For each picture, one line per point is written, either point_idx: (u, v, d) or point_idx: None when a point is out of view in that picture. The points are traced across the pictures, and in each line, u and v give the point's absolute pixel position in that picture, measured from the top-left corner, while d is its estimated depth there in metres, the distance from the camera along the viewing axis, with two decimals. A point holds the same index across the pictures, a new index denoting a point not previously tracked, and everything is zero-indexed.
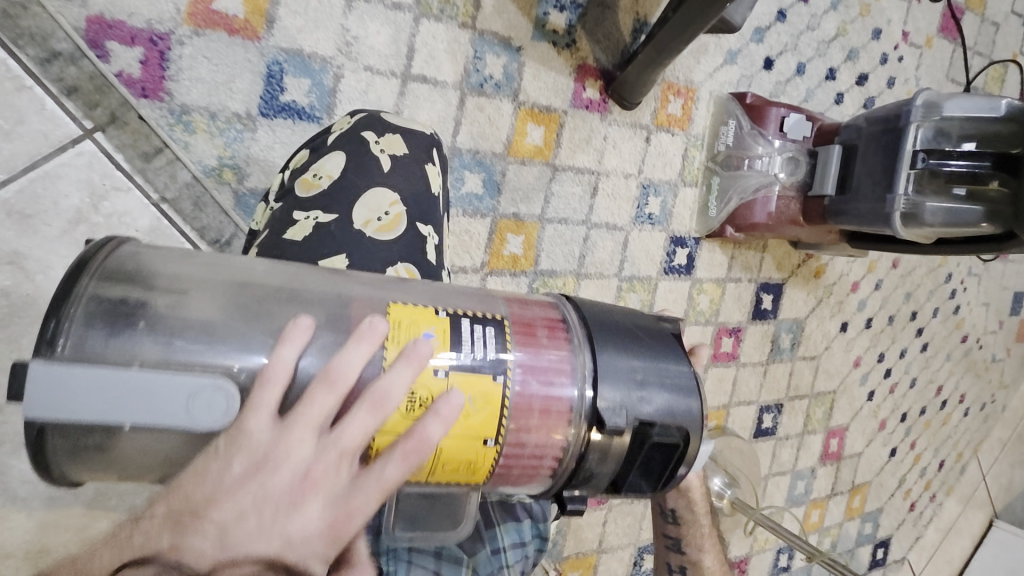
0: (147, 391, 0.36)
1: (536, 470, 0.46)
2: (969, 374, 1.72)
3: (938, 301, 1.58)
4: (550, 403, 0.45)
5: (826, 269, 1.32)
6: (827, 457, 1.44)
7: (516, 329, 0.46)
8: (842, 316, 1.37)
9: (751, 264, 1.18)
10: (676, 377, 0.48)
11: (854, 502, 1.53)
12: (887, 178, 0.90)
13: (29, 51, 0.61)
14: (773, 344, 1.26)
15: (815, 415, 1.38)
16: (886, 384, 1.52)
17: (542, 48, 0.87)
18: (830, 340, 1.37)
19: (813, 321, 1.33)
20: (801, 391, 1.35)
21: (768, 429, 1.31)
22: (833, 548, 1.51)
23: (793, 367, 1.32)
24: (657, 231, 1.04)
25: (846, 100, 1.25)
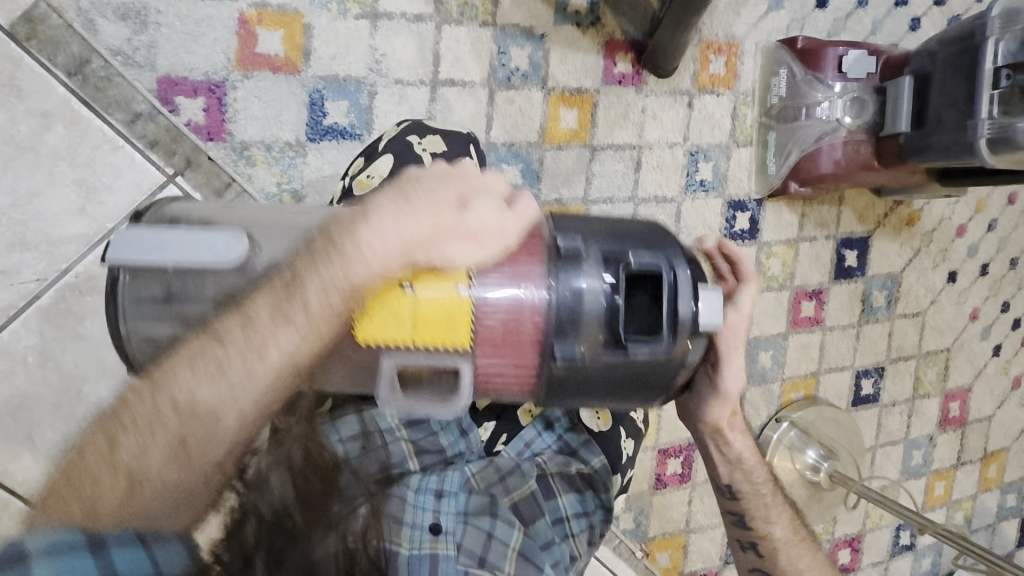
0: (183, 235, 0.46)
1: (518, 324, 0.48)
2: None
3: None
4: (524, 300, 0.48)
5: (921, 216, 1.19)
6: (947, 423, 1.29)
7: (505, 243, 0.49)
8: (947, 265, 1.23)
9: (827, 220, 1.10)
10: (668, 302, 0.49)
11: (990, 472, 1.36)
12: (968, 101, 0.82)
13: (117, 115, 0.72)
14: (865, 303, 1.17)
15: (926, 377, 1.25)
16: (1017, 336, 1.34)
17: (566, 31, 0.87)
18: (936, 293, 1.23)
19: (912, 274, 1.20)
20: (906, 351, 1.22)
21: (869, 395, 1.20)
22: (967, 524, 1.35)
23: (892, 326, 1.20)
24: (712, 198, 1.00)
25: (924, 24, 1.12)
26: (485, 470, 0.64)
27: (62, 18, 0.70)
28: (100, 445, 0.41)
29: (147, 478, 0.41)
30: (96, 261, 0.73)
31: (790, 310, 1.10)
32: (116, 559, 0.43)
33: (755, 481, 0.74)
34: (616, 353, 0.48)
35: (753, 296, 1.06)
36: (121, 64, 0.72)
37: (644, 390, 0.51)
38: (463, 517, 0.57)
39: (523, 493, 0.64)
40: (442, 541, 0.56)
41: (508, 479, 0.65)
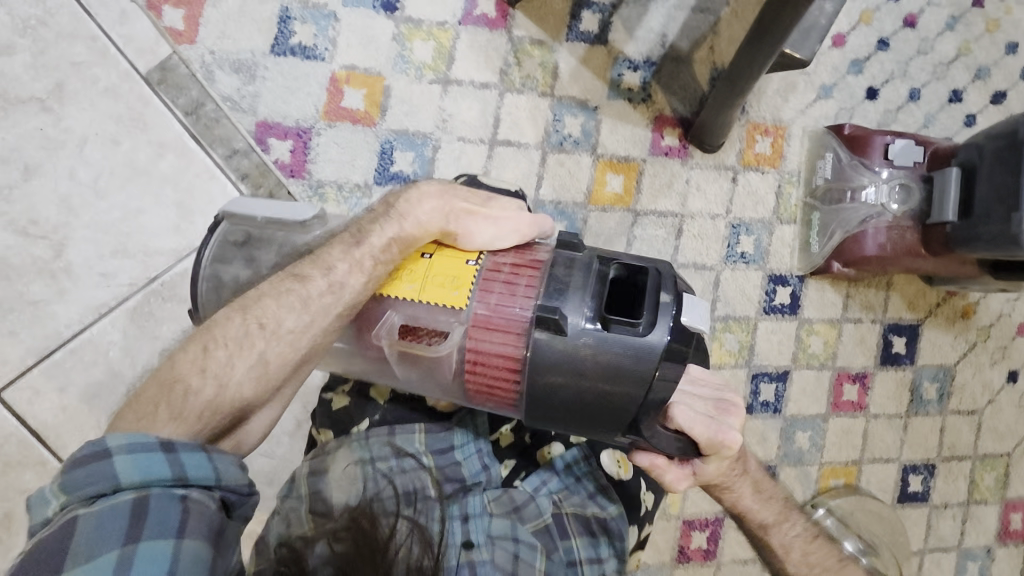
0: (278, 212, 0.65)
1: (511, 301, 0.59)
2: None
3: None
4: (506, 322, 0.58)
5: (978, 309, 1.15)
6: (1009, 537, 1.18)
7: (506, 279, 0.60)
8: (1008, 363, 1.17)
9: (873, 304, 1.09)
10: (639, 343, 0.55)
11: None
12: (1013, 194, 0.82)
13: (219, 151, 0.84)
14: (913, 393, 1.12)
15: (984, 482, 1.16)
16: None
17: (618, 104, 0.95)
18: (994, 391, 1.17)
19: (967, 368, 1.15)
20: (960, 451, 1.15)
21: (917, 494, 1.13)
22: None
23: (944, 422, 1.14)
24: (752, 270, 1.02)
25: (979, 120, 1.13)
26: (500, 499, 0.67)
27: (188, 69, 0.83)
28: (196, 352, 0.56)
29: (235, 387, 0.56)
30: (180, 273, 0.82)
31: (830, 392, 1.07)
32: (184, 463, 0.50)
33: (764, 520, 0.77)
34: (593, 327, 0.55)
35: (791, 372, 1.05)
36: (229, 108, 0.84)
37: (630, 377, 0.56)
38: (491, 537, 0.62)
39: (539, 525, 0.66)
40: (476, 553, 0.60)
41: (524, 510, 0.67)
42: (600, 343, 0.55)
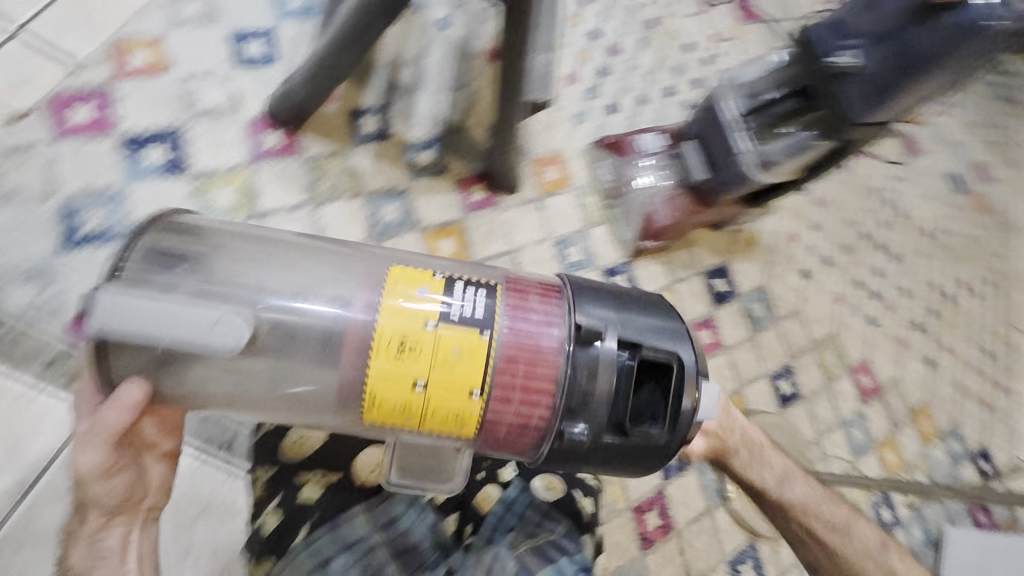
0: (182, 317, 0.61)
1: (534, 334, 0.70)
2: (970, 261, 1.68)
3: (891, 210, 1.65)
4: (538, 351, 0.70)
5: (760, 234, 1.44)
6: (867, 395, 1.44)
7: (522, 315, 0.71)
8: (800, 266, 1.46)
9: (688, 261, 1.30)
10: (654, 348, 0.71)
11: (928, 426, 1.49)
12: (729, 146, 1.06)
13: (34, 363, 0.83)
14: (749, 317, 1.34)
15: (829, 361, 1.41)
16: (886, 305, 1.55)
17: (423, 181, 1.06)
18: (802, 290, 1.44)
19: (775, 281, 1.41)
20: (802, 346, 1.39)
21: (791, 395, 1.33)
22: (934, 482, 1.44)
23: (781, 329, 1.37)
24: (588, 272, 1.16)
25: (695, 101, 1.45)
26: None
27: None
28: None
29: None
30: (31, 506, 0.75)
31: None
32: None
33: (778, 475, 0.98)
34: (619, 335, 0.71)
35: None
36: (29, 314, 0.84)
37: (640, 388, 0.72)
38: None
39: None
40: None
41: None
42: (618, 354, 0.70)
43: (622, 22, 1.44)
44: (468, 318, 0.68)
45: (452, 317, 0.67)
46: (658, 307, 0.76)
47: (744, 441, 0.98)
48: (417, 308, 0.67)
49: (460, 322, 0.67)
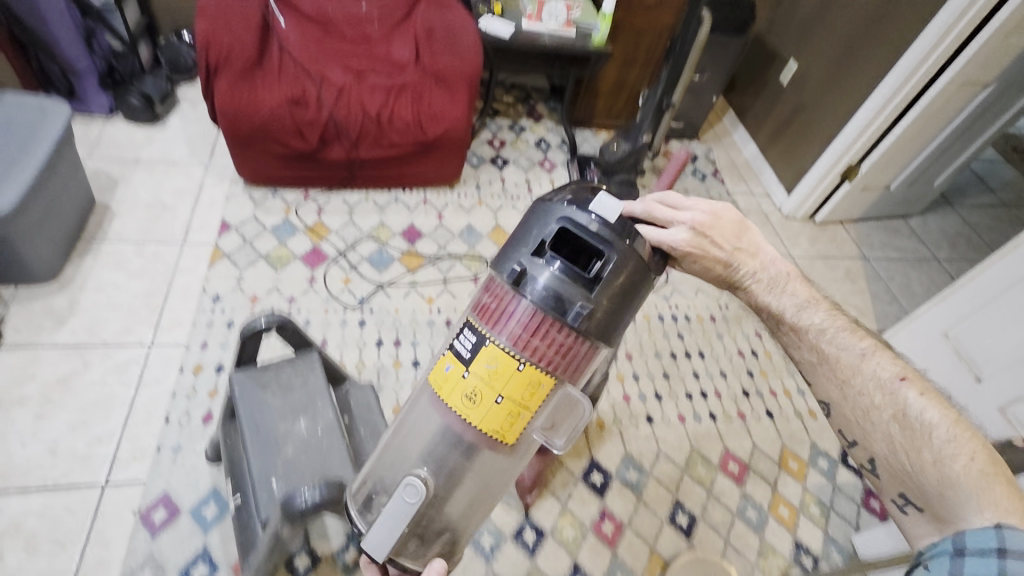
0: (390, 514, 0.91)
1: (502, 309, 0.86)
2: (744, 320, 2.40)
3: (676, 333, 2.28)
4: (509, 306, 0.85)
5: (603, 416, 1.96)
6: (740, 477, 1.91)
7: (484, 310, 0.87)
8: (641, 417, 1.99)
9: (566, 480, 1.77)
10: (542, 224, 0.86)
11: (792, 466, 2.00)
12: None
13: None
14: (629, 487, 1.81)
15: (701, 473, 1.89)
16: (715, 400, 2.11)
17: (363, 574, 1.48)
18: (653, 434, 1.95)
19: (632, 442, 1.91)
20: (678, 477, 1.86)
21: (689, 521, 1.78)
22: (823, 506, 1.91)
23: (655, 476, 1.85)
24: (503, 550, 1.61)
25: None
26: None
27: None
28: None
29: None
30: None
31: (600, 541, 1.68)
32: None
33: (791, 316, 0.97)
34: (521, 244, 0.87)
35: (576, 562, 1.63)
36: None
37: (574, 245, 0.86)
38: None
39: None
40: None
41: None
42: (532, 243, 0.86)
43: (438, 344, 2.02)
44: (470, 350, 0.86)
45: (466, 356, 0.86)
46: (538, 211, 0.88)
47: (760, 273, 0.96)
48: (450, 376, 0.88)
49: (471, 354, 0.86)
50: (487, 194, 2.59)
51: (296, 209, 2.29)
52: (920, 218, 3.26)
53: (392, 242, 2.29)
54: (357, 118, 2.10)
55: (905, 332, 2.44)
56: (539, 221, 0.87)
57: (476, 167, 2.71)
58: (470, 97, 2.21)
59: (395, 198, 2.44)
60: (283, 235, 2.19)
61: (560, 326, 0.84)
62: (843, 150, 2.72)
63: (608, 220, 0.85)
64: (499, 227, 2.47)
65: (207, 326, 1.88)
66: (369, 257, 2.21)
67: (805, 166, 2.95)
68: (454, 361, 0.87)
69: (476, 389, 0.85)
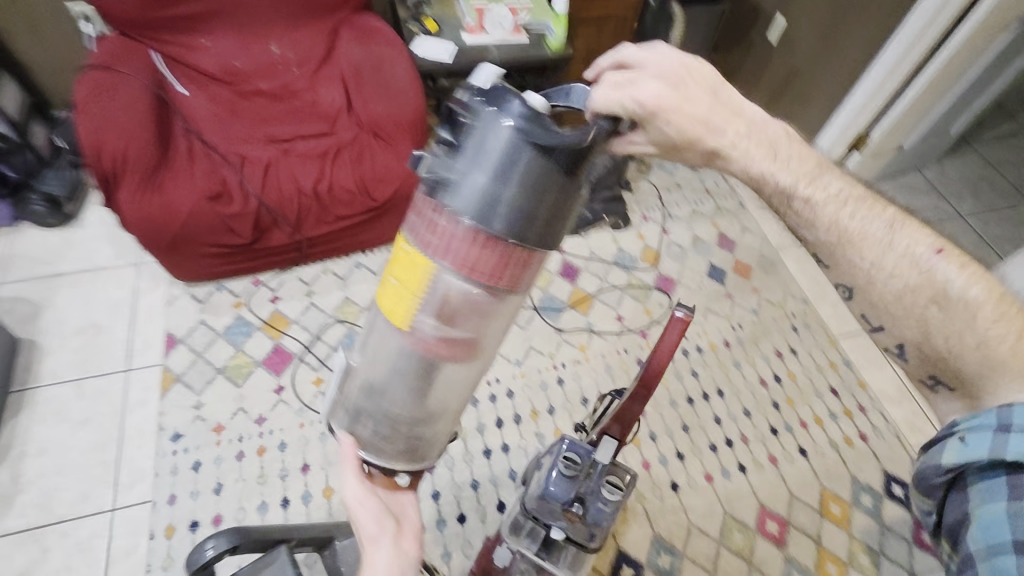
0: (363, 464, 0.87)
1: (445, 231, 0.67)
2: (760, 339, 2.21)
3: (690, 370, 2.09)
4: (450, 229, 0.66)
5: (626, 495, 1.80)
6: (781, 539, 1.79)
7: (423, 227, 0.68)
8: (665, 486, 1.83)
9: None
10: (496, 120, 0.63)
11: (835, 510, 1.86)
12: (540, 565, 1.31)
13: None
14: None
15: (738, 543, 1.76)
16: (743, 446, 1.96)
17: None
18: (681, 505, 1.80)
19: (659, 520, 1.76)
20: (714, 554, 1.74)
21: None
22: (873, 553, 1.79)
23: (690, 557, 1.72)
24: None
25: (508, 439, 1.85)
26: None
27: None
28: None
29: None
30: None
31: None
32: None
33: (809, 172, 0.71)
34: (469, 141, 0.64)
35: None
36: None
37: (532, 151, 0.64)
38: None
39: None
40: None
41: None
42: (481, 138, 0.63)
43: None
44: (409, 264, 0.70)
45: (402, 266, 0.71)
46: (493, 94, 0.64)
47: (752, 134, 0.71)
48: (390, 288, 0.72)
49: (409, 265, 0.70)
50: None
51: (248, 301, 2.03)
52: (937, 167, 2.96)
53: (363, 320, 2.05)
54: (293, 196, 1.80)
55: None
56: (494, 116, 0.63)
57: None
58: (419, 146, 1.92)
59: (357, 264, 2.17)
60: (239, 338, 1.94)
61: (506, 254, 0.67)
62: (846, 120, 2.47)
63: (542, 113, 0.64)
64: None
65: (171, 474, 1.67)
66: (339, 345, 1.98)
67: (809, 135, 2.65)
68: (393, 275, 0.72)
69: (409, 306, 0.72)
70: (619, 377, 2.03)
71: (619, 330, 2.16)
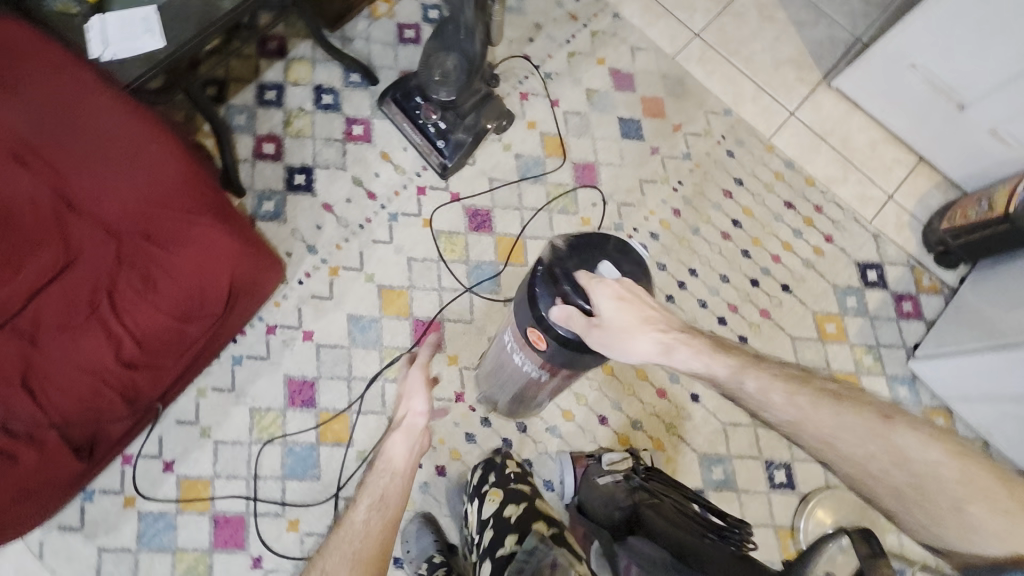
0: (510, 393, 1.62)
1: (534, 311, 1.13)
2: (706, 187, 1.95)
3: (656, 267, 1.86)
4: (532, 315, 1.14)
5: (658, 433, 1.75)
6: None
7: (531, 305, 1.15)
8: (688, 403, 1.78)
9: None
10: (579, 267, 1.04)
11: (832, 329, 1.89)
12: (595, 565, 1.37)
13: None
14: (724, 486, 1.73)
15: None
16: (735, 317, 1.86)
17: None
18: (709, 412, 1.78)
19: (697, 438, 1.75)
20: (754, 437, 1.77)
21: (786, 473, 1.75)
22: (873, 350, 1.89)
23: (737, 454, 1.75)
24: None
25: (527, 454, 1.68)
26: None
27: None
28: None
29: None
30: None
31: None
32: None
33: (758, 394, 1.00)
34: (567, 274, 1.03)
35: None
36: None
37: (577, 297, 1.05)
38: None
39: None
40: None
41: None
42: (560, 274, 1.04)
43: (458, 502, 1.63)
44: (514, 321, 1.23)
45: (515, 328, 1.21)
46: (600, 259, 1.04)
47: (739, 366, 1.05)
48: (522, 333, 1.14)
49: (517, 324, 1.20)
50: (332, 249, 1.74)
51: (139, 489, 1.51)
52: None
53: (292, 423, 1.60)
54: (94, 390, 1.18)
55: (860, 71, 2.03)
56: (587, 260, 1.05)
57: (282, 212, 1.75)
58: (213, 197, 1.25)
59: (235, 360, 1.62)
60: (165, 539, 1.50)
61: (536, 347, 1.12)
62: None
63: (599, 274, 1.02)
64: (387, 288, 1.73)
65: None
66: (287, 468, 1.58)
67: None
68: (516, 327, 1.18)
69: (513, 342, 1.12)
70: None
71: None
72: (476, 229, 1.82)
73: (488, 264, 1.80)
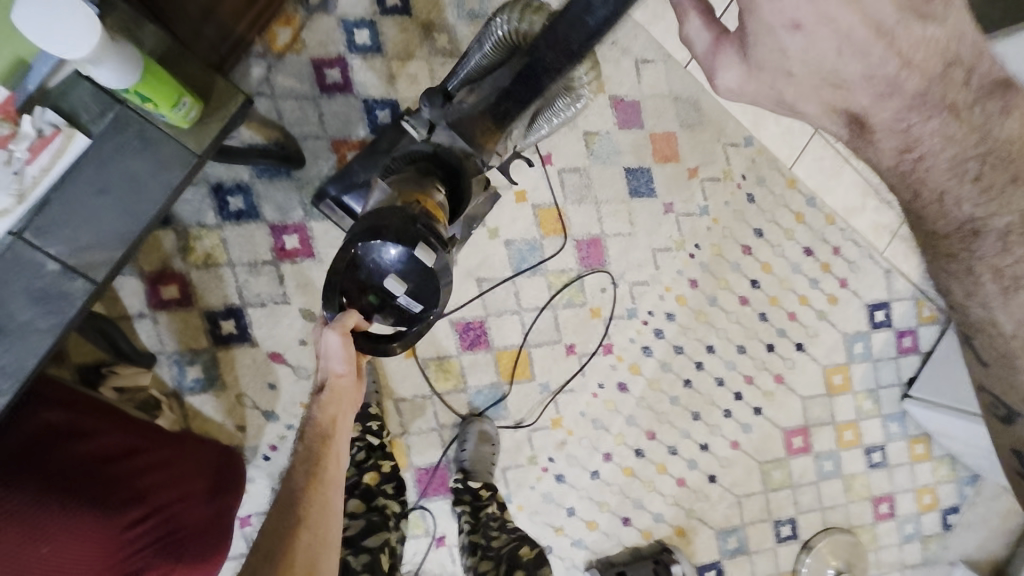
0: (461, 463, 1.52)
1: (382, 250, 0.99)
2: (722, 246, 1.68)
3: (672, 352, 1.68)
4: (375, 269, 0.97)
5: (678, 520, 1.74)
6: (807, 450, 1.85)
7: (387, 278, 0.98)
8: (705, 484, 1.76)
9: None
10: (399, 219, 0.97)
11: (837, 381, 1.86)
12: None
13: None
14: (737, 551, 1.81)
15: (776, 477, 1.82)
16: (750, 389, 1.77)
17: None
18: (724, 488, 1.78)
19: (713, 514, 1.78)
20: (764, 501, 1.82)
21: (790, 528, 1.85)
22: (872, 391, 1.90)
23: (749, 521, 1.81)
24: None
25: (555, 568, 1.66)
26: None
27: None
28: None
29: None
30: None
31: None
32: None
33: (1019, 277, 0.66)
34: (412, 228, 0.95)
35: None
36: None
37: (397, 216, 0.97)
38: None
39: None
40: None
41: None
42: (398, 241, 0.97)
43: None
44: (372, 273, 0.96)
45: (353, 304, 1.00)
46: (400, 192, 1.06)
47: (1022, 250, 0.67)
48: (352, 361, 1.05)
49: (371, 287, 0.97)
50: (297, 409, 1.41)
51: None
52: None
53: None
54: None
55: None
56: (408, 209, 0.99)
57: (220, 375, 1.35)
58: (115, 518, 0.90)
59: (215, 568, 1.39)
60: None
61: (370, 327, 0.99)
62: None
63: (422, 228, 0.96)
64: None
65: None
66: None
67: None
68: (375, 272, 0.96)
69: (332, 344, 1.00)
70: (612, 422, 1.65)
71: (580, 366, 1.61)
72: (469, 348, 1.52)
73: (489, 387, 1.55)
